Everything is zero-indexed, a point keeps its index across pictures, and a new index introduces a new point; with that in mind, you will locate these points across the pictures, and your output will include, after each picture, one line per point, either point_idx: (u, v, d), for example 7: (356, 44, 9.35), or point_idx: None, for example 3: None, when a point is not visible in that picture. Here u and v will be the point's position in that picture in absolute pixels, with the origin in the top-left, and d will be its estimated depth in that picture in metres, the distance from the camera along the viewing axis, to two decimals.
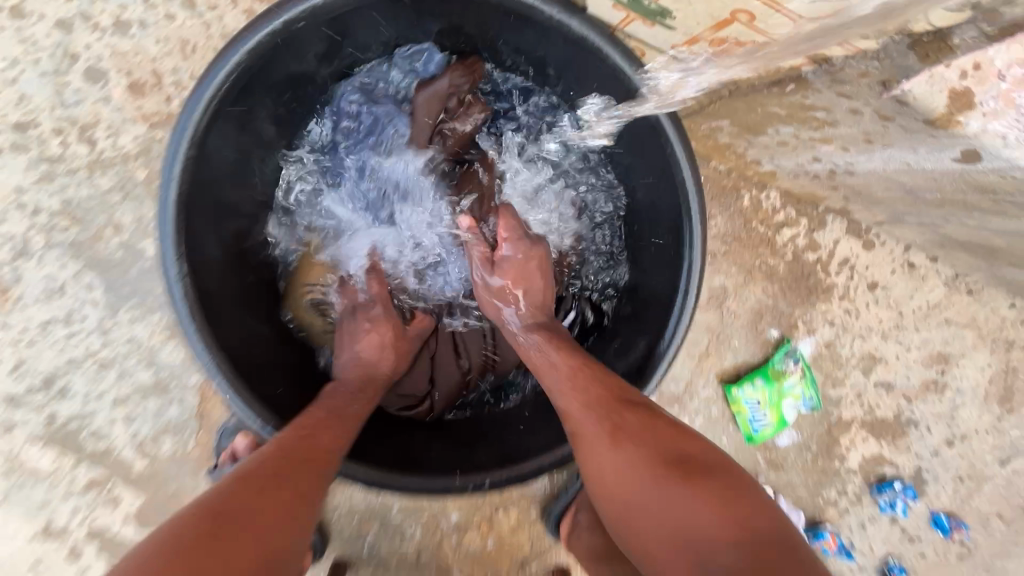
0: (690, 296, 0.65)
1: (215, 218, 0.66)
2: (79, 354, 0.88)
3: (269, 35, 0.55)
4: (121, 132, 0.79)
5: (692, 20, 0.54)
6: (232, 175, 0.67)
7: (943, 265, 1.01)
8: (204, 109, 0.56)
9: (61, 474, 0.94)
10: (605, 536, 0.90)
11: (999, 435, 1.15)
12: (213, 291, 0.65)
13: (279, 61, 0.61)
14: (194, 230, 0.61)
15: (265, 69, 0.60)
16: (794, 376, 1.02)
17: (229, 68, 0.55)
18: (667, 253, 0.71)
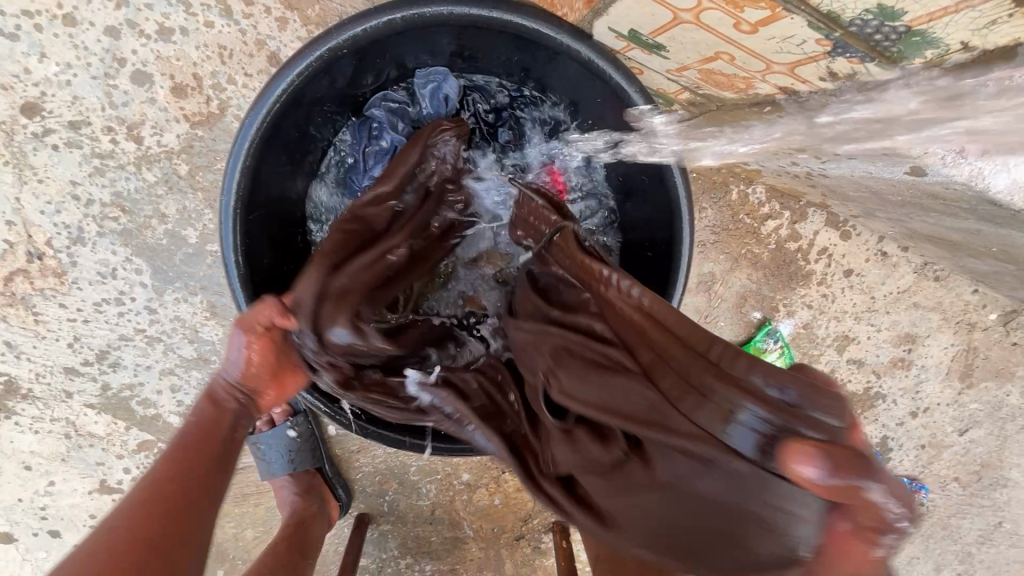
0: (680, 286, 0.75)
1: (268, 219, 0.76)
2: (129, 331, 0.98)
3: (319, 58, 0.64)
4: (165, 130, 0.87)
5: (683, 53, 0.72)
6: (281, 181, 0.77)
7: (913, 254, 1.10)
8: (263, 121, 0.66)
9: (115, 436, 1.05)
10: None
11: (959, 408, 1.26)
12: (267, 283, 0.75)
13: (324, 80, 0.70)
14: (251, 228, 0.71)
15: (312, 87, 0.70)
16: (774, 354, 1.13)
17: (288, 85, 0.65)
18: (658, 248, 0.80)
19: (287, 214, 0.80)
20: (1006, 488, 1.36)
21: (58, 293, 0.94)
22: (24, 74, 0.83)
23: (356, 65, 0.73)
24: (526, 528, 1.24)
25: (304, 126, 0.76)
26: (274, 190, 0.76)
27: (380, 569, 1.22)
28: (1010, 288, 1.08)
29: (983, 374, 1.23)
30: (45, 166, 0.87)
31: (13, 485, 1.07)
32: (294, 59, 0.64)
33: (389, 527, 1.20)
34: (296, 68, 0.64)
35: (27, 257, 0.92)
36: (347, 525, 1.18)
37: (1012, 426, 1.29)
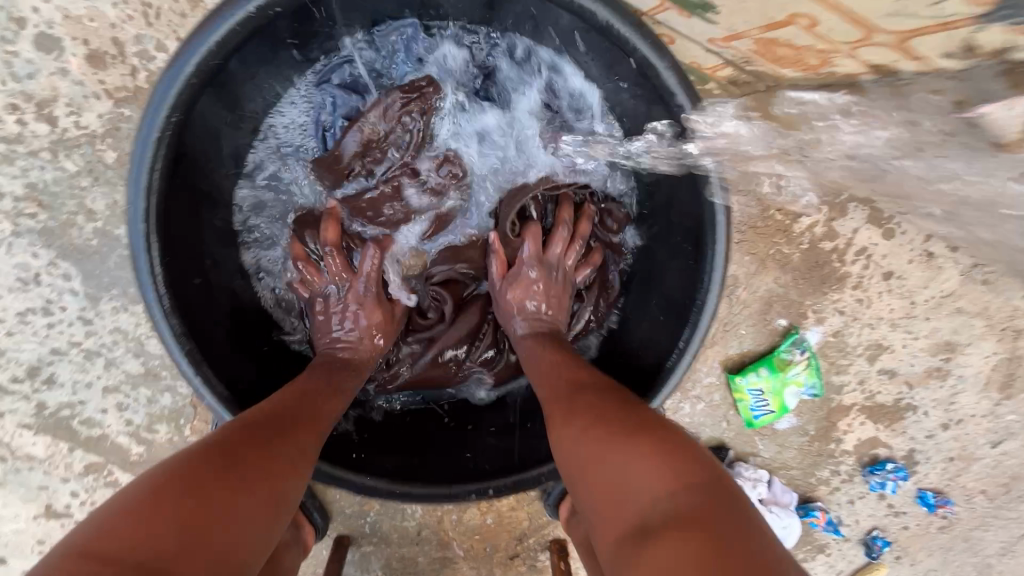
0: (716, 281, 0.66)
1: (188, 218, 0.67)
2: (62, 344, 0.85)
3: (244, 20, 0.56)
4: (84, 109, 0.72)
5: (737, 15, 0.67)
6: (203, 174, 0.68)
7: (962, 255, 0.97)
8: (174, 102, 0.57)
9: (57, 459, 0.93)
10: None
11: (994, 419, 1.15)
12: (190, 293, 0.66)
13: (247, 53, 0.63)
14: (169, 231, 0.62)
15: (235, 60, 0.61)
16: (799, 366, 1.01)
17: (210, 48, 0.56)
18: (682, 258, 0.73)
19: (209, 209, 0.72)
20: None
21: None
22: None
23: (282, 31, 0.64)
24: (521, 548, 1.14)
25: (229, 100, 0.67)
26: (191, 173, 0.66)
27: None
28: None
29: None
30: None
31: None
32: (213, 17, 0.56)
33: (371, 548, 1.09)
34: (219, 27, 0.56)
35: None
36: (325, 548, 1.07)
37: None
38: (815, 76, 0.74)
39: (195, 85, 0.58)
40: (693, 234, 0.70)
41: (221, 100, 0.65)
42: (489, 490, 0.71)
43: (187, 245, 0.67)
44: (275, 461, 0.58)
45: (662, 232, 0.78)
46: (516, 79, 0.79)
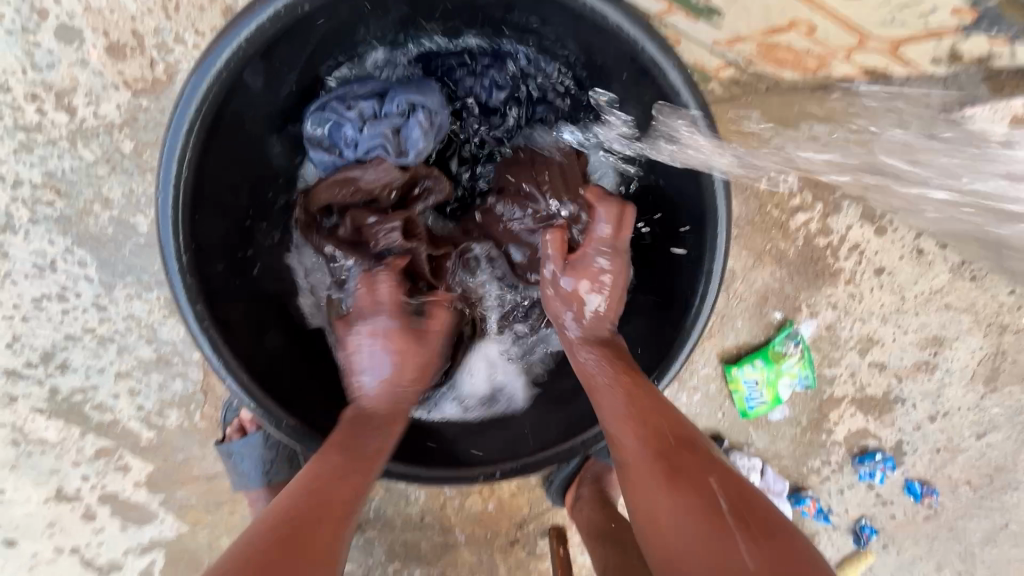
0: (714, 276, 0.69)
1: (219, 210, 0.67)
2: (76, 330, 0.86)
3: (275, 14, 0.57)
4: (102, 99, 0.74)
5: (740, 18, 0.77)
6: (237, 160, 0.69)
7: (951, 252, 1.00)
8: (204, 95, 0.57)
9: (69, 443, 0.95)
10: (605, 512, 0.96)
11: (980, 412, 1.19)
12: (217, 287, 0.67)
13: (282, 46, 0.63)
14: (198, 222, 0.63)
15: (271, 52, 0.62)
16: (793, 358, 1.04)
17: (240, 44, 0.57)
18: (688, 251, 0.76)
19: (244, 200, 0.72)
20: (1017, 491, 1.31)
21: None
22: None
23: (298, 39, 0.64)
24: (521, 533, 1.17)
25: (261, 104, 0.68)
26: (221, 170, 0.66)
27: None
28: None
29: (1009, 377, 1.16)
30: None
31: None
32: (243, 16, 0.56)
33: (375, 533, 1.12)
34: (248, 25, 0.56)
35: None
36: None
37: None
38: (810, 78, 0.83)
39: (226, 76, 0.58)
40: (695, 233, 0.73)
41: (250, 99, 0.65)
42: (496, 472, 0.74)
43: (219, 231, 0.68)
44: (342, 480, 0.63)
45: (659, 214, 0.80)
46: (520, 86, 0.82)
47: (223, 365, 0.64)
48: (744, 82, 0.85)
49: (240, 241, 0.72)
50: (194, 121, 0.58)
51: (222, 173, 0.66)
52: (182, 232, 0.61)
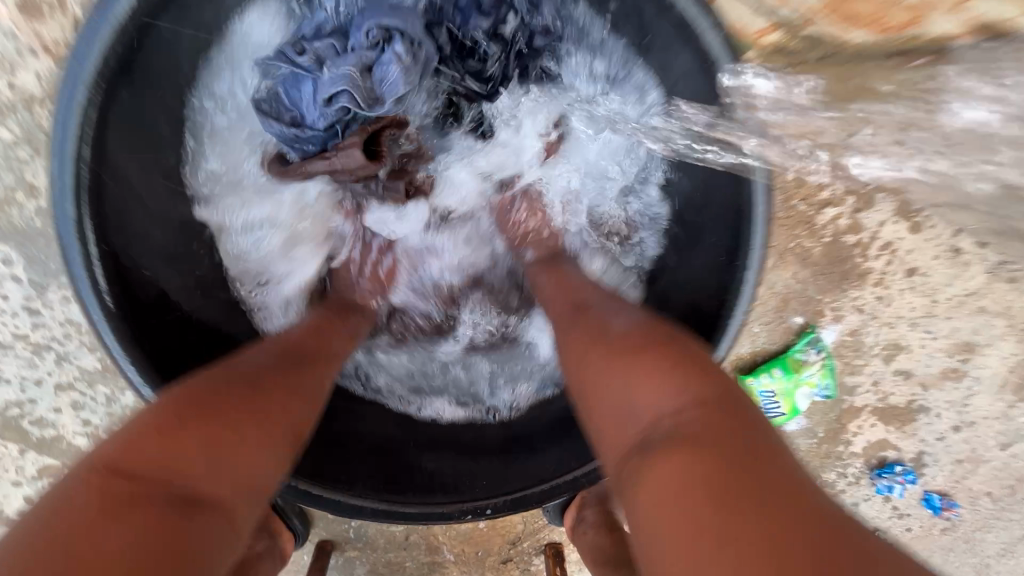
0: (754, 257, 0.65)
1: (140, 207, 0.65)
2: (6, 337, 0.75)
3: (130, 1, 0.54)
4: (18, 67, 0.62)
5: None
6: (156, 153, 0.66)
7: (991, 251, 0.91)
8: (88, 81, 0.55)
9: (7, 461, 0.84)
10: (611, 538, 0.88)
11: (1006, 421, 1.11)
12: (137, 287, 0.64)
13: (174, 32, 0.61)
14: (107, 218, 0.60)
15: (161, 37, 0.60)
16: (813, 366, 0.95)
17: (113, 29, 0.55)
18: (720, 229, 0.71)
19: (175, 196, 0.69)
20: None
21: None
22: None
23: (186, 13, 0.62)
24: (515, 551, 1.08)
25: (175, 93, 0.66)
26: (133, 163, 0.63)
27: None
28: None
29: None
30: None
31: None
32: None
33: (356, 553, 1.03)
34: (108, 11, 0.54)
35: None
36: (307, 554, 1.01)
37: None
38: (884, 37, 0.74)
39: (112, 64, 0.56)
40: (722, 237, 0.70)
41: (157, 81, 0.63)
42: (487, 510, 0.70)
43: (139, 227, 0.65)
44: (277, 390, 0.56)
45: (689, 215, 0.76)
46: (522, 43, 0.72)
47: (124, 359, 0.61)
48: (792, 48, 0.76)
49: (178, 233, 0.70)
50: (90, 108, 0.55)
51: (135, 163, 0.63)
52: (86, 222, 0.58)
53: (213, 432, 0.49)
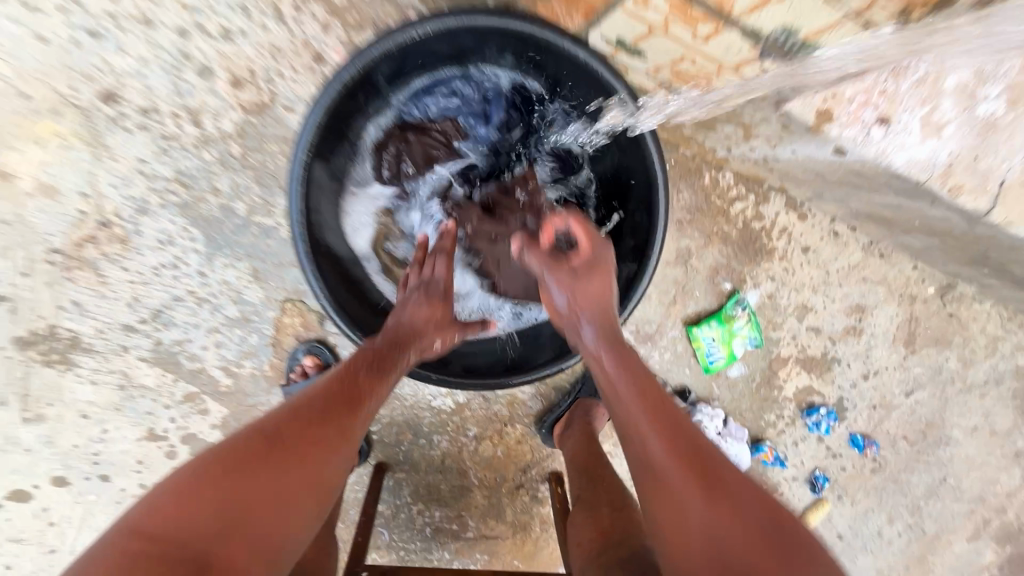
0: (658, 240, 0.87)
1: (330, 229, 0.93)
2: (182, 292, 1.12)
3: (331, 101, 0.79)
4: (223, 116, 1.02)
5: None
6: (334, 192, 0.93)
7: (860, 234, 1.28)
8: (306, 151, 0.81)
9: (163, 388, 1.18)
10: (583, 440, 1.16)
11: (905, 371, 1.44)
12: (334, 277, 0.91)
13: (354, 101, 0.84)
14: (317, 239, 0.88)
15: (343, 114, 0.85)
16: (742, 320, 1.30)
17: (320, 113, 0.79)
18: (636, 221, 0.93)
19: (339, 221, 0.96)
20: (948, 446, 1.55)
21: (122, 257, 1.08)
22: (105, 66, 0.97)
23: (358, 105, 0.86)
24: (525, 478, 1.39)
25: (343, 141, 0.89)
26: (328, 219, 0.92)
27: (394, 514, 1.37)
28: (942, 263, 1.26)
29: (925, 341, 1.41)
30: (118, 146, 1.01)
31: (70, 433, 1.19)
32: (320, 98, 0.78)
33: (403, 475, 1.34)
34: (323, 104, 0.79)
35: (97, 226, 1.05)
36: (366, 472, 1.32)
37: (951, 389, 1.48)
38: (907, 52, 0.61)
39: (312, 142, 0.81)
40: (646, 195, 0.89)
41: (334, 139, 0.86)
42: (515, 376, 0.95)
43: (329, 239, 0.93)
44: (316, 441, 0.70)
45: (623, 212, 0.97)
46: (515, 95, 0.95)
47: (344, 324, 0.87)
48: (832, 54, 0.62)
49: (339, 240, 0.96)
50: (298, 183, 0.81)
51: (329, 212, 0.92)
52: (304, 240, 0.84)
53: (253, 478, 0.63)
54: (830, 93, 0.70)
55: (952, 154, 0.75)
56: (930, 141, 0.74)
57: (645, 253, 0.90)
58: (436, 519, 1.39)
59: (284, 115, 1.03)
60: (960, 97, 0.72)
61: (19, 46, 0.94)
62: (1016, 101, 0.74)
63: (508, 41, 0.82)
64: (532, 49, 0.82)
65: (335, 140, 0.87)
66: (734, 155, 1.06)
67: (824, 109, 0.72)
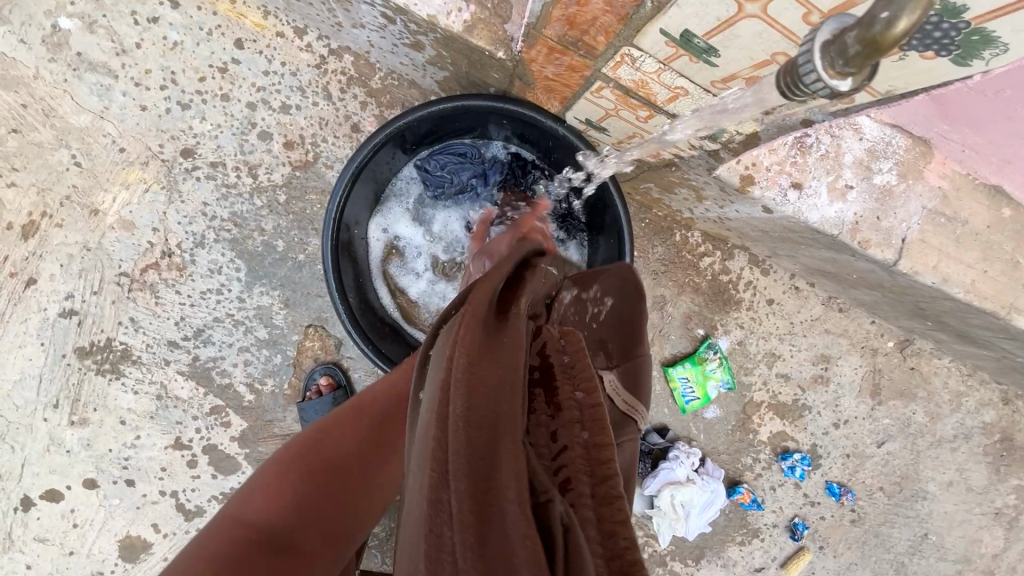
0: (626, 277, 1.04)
1: (352, 261, 1.10)
2: (222, 314, 1.30)
3: (365, 154, 1.00)
4: (274, 170, 1.25)
5: (737, 60, 0.57)
6: (358, 232, 1.12)
7: (819, 289, 1.44)
8: (341, 193, 1.00)
9: (194, 400, 1.34)
10: None
11: (874, 421, 1.54)
12: (353, 302, 1.07)
13: (379, 157, 1.06)
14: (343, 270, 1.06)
15: (370, 165, 1.05)
16: (714, 363, 1.44)
17: (356, 164, 1.00)
18: (610, 263, 1.11)
19: (360, 257, 1.14)
20: (926, 500, 1.60)
21: (177, 281, 1.28)
22: (188, 129, 1.22)
23: (381, 161, 1.08)
24: None
25: (367, 190, 1.10)
26: (355, 245, 1.12)
27: (388, 536, 1.45)
28: (894, 318, 1.41)
29: (890, 392, 1.53)
30: (188, 191, 1.24)
31: (107, 438, 1.33)
32: (356, 151, 0.99)
33: None
34: (358, 156, 1.00)
35: (160, 255, 1.26)
36: None
37: (923, 441, 1.56)
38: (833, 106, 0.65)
39: (345, 187, 1.01)
40: (615, 242, 1.07)
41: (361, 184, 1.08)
42: None
43: (351, 269, 1.10)
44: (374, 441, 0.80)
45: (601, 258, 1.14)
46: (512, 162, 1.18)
47: (358, 337, 1.01)
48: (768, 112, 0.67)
49: (358, 273, 1.13)
50: (333, 219, 1.00)
51: (356, 240, 1.11)
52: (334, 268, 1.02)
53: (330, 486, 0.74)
54: (750, 161, 0.89)
55: (857, 214, 0.93)
56: (837, 202, 0.92)
57: None
58: None
59: (324, 171, 1.26)
60: (859, 169, 0.91)
61: (124, 112, 1.20)
62: (906, 174, 0.92)
63: (507, 121, 1.07)
64: (525, 125, 1.06)
65: (363, 187, 1.07)
66: (697, 215, 1.26)
67: (747, 172, 0.89)
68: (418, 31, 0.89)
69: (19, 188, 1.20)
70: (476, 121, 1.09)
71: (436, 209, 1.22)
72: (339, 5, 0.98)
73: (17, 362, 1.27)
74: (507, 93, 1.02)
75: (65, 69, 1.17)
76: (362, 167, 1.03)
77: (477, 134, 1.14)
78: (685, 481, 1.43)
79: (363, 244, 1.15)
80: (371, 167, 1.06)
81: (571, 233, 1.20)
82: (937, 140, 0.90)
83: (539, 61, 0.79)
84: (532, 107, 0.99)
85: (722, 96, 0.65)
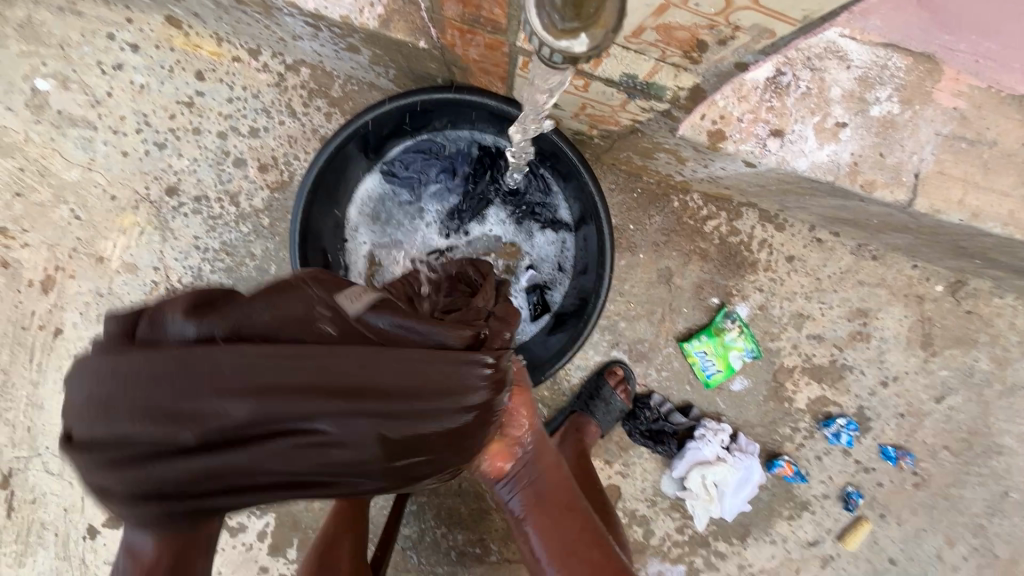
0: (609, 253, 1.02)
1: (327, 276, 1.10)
2: None
3: (317, 168, 0.98)
4: (254, 195, 1.26)
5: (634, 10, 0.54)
6: (329, 245, 1.11)
7: (845, 238, 1.30)
8: (300, 209, 0.99)
9: None
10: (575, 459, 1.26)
11: (929, 375, 1.38)
12: None
13: (335, 169, 1.04)
14: None
15: (327, 178, 1.03)
16: (734, 332, 1.33)
17: (310, 179, 0.98)
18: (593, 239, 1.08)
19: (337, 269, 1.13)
20: (1002, 455, 1.43)
21: None
22: (169, 167, 1.25)
23: (338, 170, 1.05)
24: None
25: (330, 201, 1.08)
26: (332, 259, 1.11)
27: (421, 537, 1.47)
28: (938, 259, 1.26)
29: (945, 342, 1.36)
30: (179, 228, 1.28)
31: None
32: (309, 166, 0.97)
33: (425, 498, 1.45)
34: (311, 170, 0.97)
35: (165, 292, 1.31)
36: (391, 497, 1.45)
37: (991, 391, 1.39)
38: (765, 42, 0.56)
39: (303, 203, 0.99)
40: (594, 216, 1.05)
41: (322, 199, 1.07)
42: None
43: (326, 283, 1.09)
44: None
45: (584, 236, 1.11)
46: (477, 149, 1.13)
47: None
48: (694, 59, 0.60)
49: None
50: (295, 238, 0.99)
51: (330, 256, 1.10)
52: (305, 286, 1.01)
53: None
54: (717, 114, 0.79)
55: (854, 153, 0.81)
56: (829, 144, 0.81)
57: (603, 266, 1.04)
58: (459, 542, 1.47)
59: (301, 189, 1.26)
60: (851, 103, 0.80)
61: (109, 161, 1.25)
62: (910, 99, 0.79)
63: (460, 110, 1.03)
64: (479, 111, 1.02)
65: (323, 199, 1.05)
66: (689, 177, 1.16)
67: (715, 127, 0.79)
68: (344, 34, 0.86)
69: (32, 247, 1.29)
70: (430, 115, 1.05)
71: (407, 209, 1.18)
72: (271, 21, 0.96)
73: (60, 406, 1.38)
74: (455, 82, 0.97)
75: (50, 128, 1.23)
76: (317, 180, 1.00)
77: (434, 127, 1.10)
78: (715, 459, 1.35)
79: (337, 256, 1.13)
80: (329, 178, 1.04)
81: (549, 214, 1.16)
82: (943, 53, 0.77)
83: (459, 45, 0.74)
84: (480, 92, 0.95)
85: (644, 51, 0.62)
